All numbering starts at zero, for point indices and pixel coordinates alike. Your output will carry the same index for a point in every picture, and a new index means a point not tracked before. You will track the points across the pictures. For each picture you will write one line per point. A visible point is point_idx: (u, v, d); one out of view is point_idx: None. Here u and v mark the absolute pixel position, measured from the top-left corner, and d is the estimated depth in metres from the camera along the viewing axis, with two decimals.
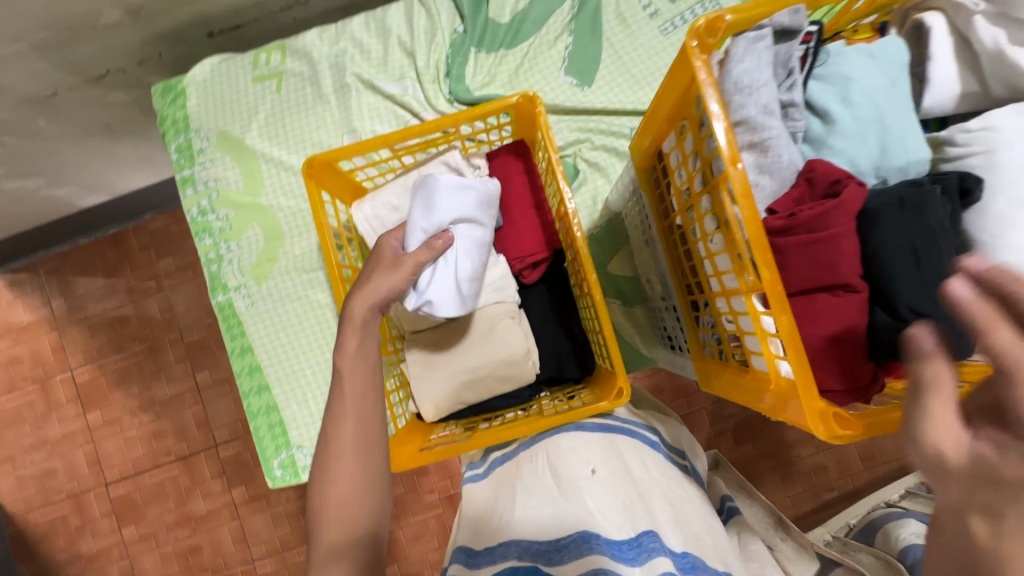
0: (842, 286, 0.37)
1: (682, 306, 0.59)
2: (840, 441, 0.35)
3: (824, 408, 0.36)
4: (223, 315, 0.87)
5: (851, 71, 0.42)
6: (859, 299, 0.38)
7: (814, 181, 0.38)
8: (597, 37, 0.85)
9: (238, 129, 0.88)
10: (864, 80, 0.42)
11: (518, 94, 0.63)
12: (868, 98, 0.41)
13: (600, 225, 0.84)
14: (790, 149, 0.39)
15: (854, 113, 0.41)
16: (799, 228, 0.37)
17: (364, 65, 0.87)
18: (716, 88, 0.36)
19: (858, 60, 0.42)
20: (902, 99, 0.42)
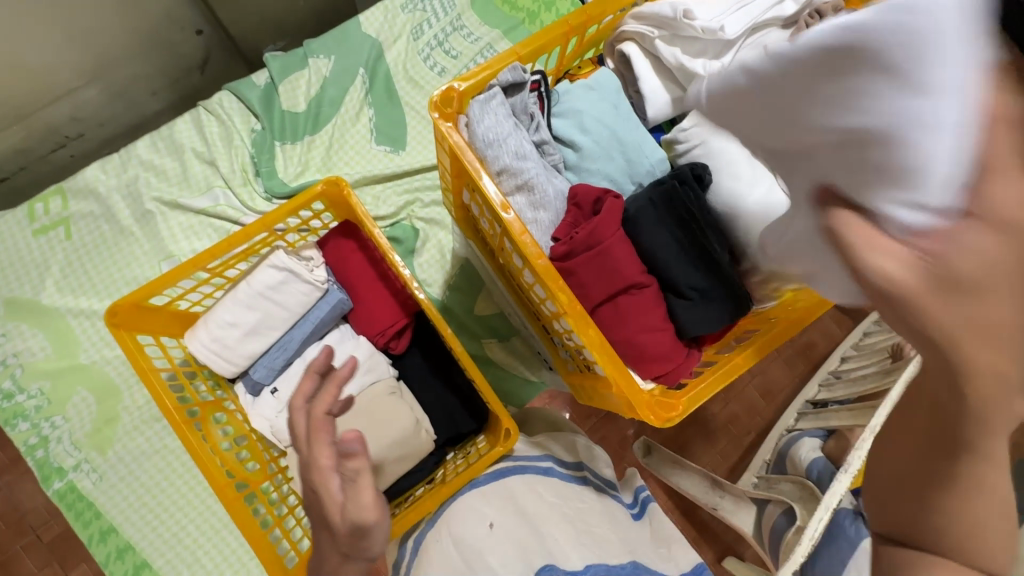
0: (633, 284, 0.43)
1: (537, 332, 0.62)
2: (671, 422, 0.39)
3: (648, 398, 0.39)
4: (66, 503, 0.74)
5: (579, 106, 0.47)
6: (650, 291, 0.43)
7: (581, 204, 0.43)
8: (395, 104, 0.89)
9: (30, 291, 0.78)
10: (591, 108, 0.47)
11: (322, 182, 0.65)
12: (601, 124, 0.47)
13: (454, 274, 0.86)
14: (555, 181, 0.44)
15: (592, 139, 0.46)
16: (578, 249, 0.41)
17: (163, 186, 0.82)
18: (469, 151, 0.40)
19: (585, 95, 0.47)
20: (630, 118, 0.47)
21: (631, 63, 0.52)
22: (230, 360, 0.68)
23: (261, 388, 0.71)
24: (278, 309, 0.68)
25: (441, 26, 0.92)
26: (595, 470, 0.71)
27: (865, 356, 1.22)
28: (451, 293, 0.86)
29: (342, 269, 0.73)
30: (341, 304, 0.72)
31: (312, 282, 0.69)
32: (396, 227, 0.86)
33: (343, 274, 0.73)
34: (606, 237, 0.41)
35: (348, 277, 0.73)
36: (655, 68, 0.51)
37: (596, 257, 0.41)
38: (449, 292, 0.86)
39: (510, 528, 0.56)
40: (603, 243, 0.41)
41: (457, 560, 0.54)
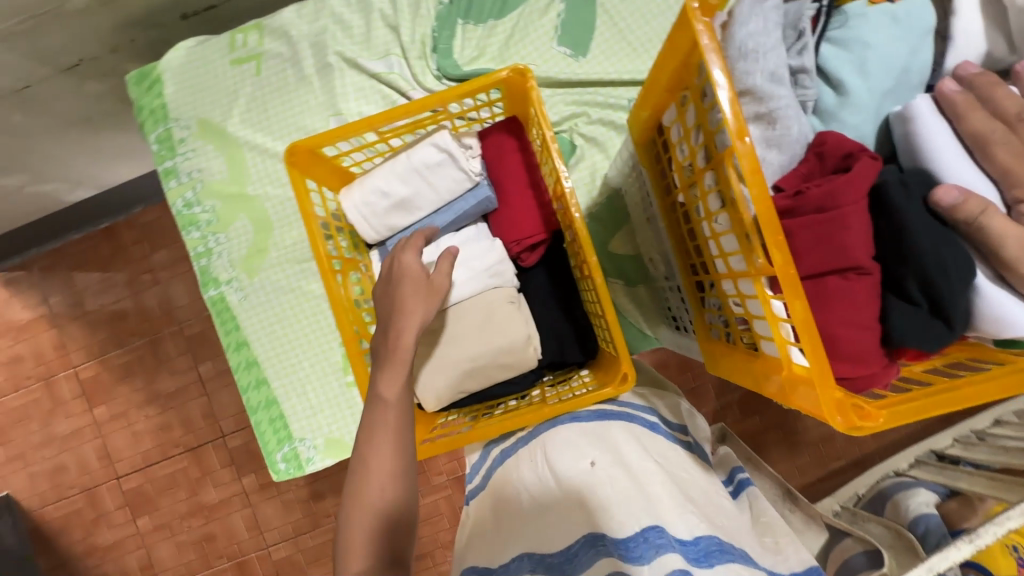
0: (854, 269, 0.34)
1: (685, 286, 0.57)
2: (859, 432, 0.33)
3: (841, 398, 0.33)
4: (216, 310, 0.85)
5: (867, 40, 0.45)
6: (873, 282, 0.34)
7: (825, 157, 0.35)
8: (591, 4, 0.81)
9: (220, 117, 0.85)
10: (881, 43, 0.45)
11: (508, 68, 0.60)
12: (880, 61, 0.45)
13: (599, 203, 0.81)
14: (798, 122, 0.36)
15: (864, 78, 0.45)
16: (807, 207, 0.34)
17: (347, 43, 0.83)
18: (720, 54, 0.33)
19: (878, 30, 0.45)
20: (904, 64, 0.45)
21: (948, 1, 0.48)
22: (375, 225, 0.70)
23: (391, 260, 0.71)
24: (430, 189, 0.69)
25: None
26: (695, 436, 0.70)
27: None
28: (590, 222, 0.81)
29: (496, 169, 0.71)
30: (485, 202, 0.70)
31: (466, 170, 0.68)
32: (554, 137, 0.82)
33: (494, 174, 0.71)
34: (847, 201, 0.33)
35: (499, 178, 0.71)
36: (976, 11, 0.48)
37: (821, 224, 0.33)
38: (589, 219, 0.81)
39: (610, 472, 0.56)
40: (841, 208, 0.33)
41: (556, 488, 0.57)
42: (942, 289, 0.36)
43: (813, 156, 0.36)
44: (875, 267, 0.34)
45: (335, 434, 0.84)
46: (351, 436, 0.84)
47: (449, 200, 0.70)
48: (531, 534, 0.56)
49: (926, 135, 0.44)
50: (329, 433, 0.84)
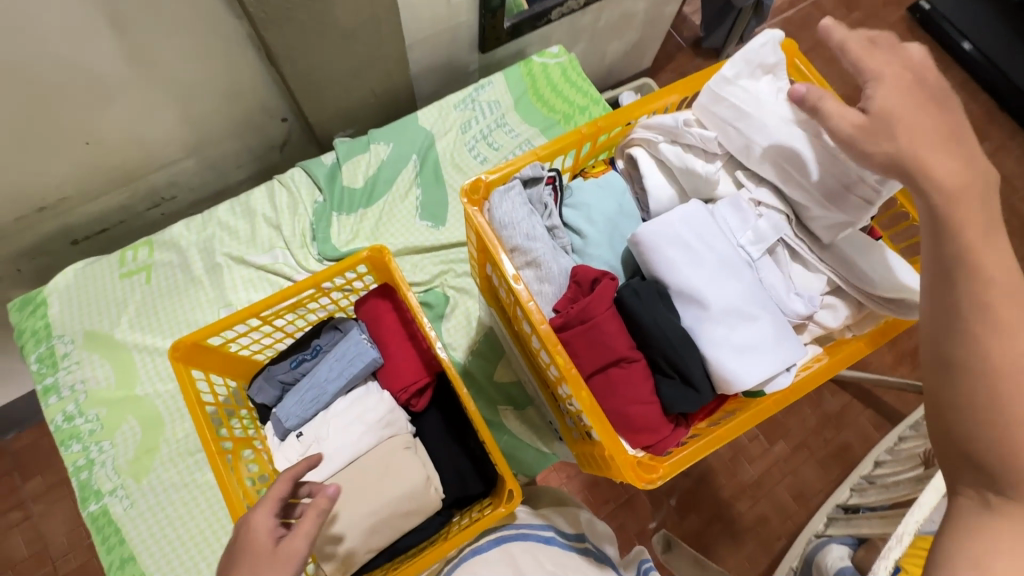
0: (622, 359, 0.45)
1: (546, 399, 0.66)
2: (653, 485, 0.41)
3: (632, 460, 0.43)
4: (96, 528, 0.79)
5: (587, 199, 0.52)
6: (640, 367, 0.45)
7: (580, 280, 0.47)
8: (439, 185, 1.01)
9: (107, 327, 0.88)
10: (599, 204, 0.51)
11: (367, 249, 0.74)
12: (605, 216, 0.51)
13: (478, 340, 0.92)
14: (559, 261, 0.49)
15: (596, 227, 0.51)
16: (572, 323, 0.45)
17: (233, 244, 0.94)
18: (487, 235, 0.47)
19: (593, 191, 0.52)
20: (631, 216, 0.52)
21: (638, 163, 0.60)
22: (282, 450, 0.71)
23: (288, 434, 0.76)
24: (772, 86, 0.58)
25: (486, 122, 1.06)
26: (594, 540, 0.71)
27: (898, 462, 1.18)
28: (473, 359, 0.91)
29: (375, 326, 0.80)
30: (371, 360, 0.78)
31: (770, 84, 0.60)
32: (429, 292, 0.95)
33: (374, 330, 0.80)
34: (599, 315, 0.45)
35: (378, 334, 0.80)
36: (661, 167, 0.59)
37: (587, 334, 0.44)
38: (470, 356, 0.91)
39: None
40: (595, 320, 0.45)
41: None
42: (685, 365, 0.44)
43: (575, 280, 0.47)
44: (634, 354, 0.45)
45: None
46: None
47: (333, 361, 0.77)
48: None
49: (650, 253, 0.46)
50: None
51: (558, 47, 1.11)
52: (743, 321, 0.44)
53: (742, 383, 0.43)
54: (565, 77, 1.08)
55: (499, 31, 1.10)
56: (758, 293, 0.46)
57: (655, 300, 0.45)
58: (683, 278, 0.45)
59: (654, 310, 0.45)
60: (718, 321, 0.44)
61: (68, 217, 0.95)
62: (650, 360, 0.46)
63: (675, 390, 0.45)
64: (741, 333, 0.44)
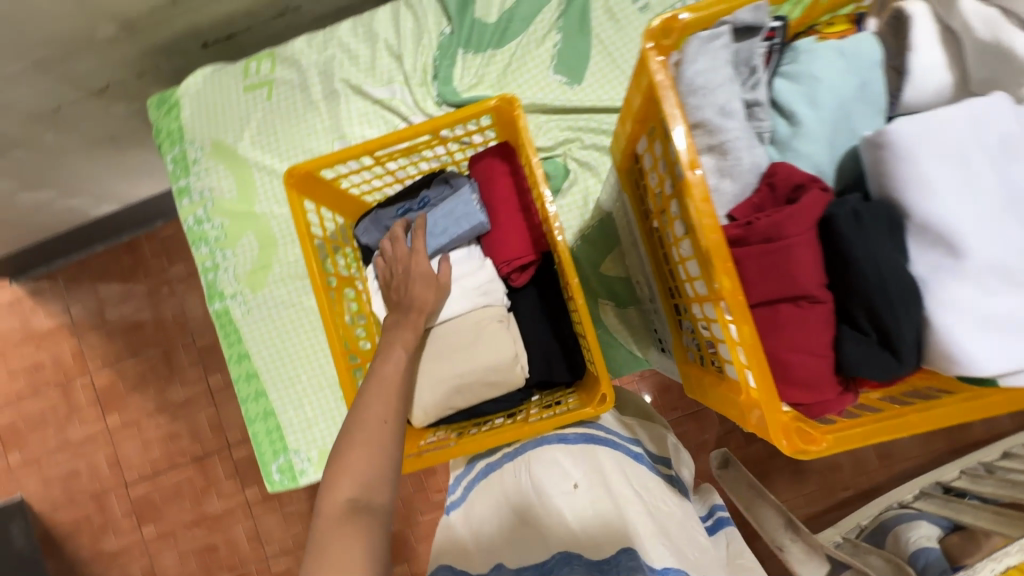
0: (805, 297, 0.35)
1: (665, 309, 0.58)
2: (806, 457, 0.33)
3: (786, 421, 0.34)
4: (219, 324, 0.88)
5: (815, 72, 0.39)
6: (825, 311, 0.35)
7: (776, 184, 0.36)
8: (585, 32, 0.84)
9: (232, 139, 0.89)
10: (833, 78, 0.39)
11: (496, 98, 0.63)
12: (836, 98, 0.39)
13: (591, 226, 0.83)
14: (751, 153, 0.37)
15: (818, 112, 0.39)
16: (753, 237, 0.35)
17: (352, 71, 0.87)
18: (669, 96, 0.35)
19: (827, 60, 0.39)
20: (870, 104, 0.39)
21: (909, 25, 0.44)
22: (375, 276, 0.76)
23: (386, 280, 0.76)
24: None
25: None
26: (679, 471, 0.68)
27: None
28: (582, 244, 0.83)
29: (489, 188, 0.73)
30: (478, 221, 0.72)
31: None
32: (549, 161, 0.84)
33: (487, 192, 0.73)
34: (794, 235, 0.34)
35: (490, 197, 0.73)
36: (940, 41, 0.43)
37: (771, 256, 0.34)
38: (580, 241, 0.83)
39: (594, 495, 0.56)
40: (787, 239, 0.34)
41: (535, 502, 0.57)
42: (895, 327, 0.33)
43: (769, 183, 0.36)
44: (822, 293, 0.35)
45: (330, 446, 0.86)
46: None
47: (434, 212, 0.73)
48: (511, 546, 0.56)
49: (904, 163, 0.35)
50: (324, 446, 0.86)
51: None
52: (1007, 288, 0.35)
53: (980, 368, 0.34)
54: None
55: None
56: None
57: (882, 230, 0.34)
58: (949, 206, 0.35)
59: (874, 243, 0.33)
60: (967, 272, 0.35)
61: (199, 14, 0.92)
62: (839, 308, 0.36)
63: (864, 351, 0.35)
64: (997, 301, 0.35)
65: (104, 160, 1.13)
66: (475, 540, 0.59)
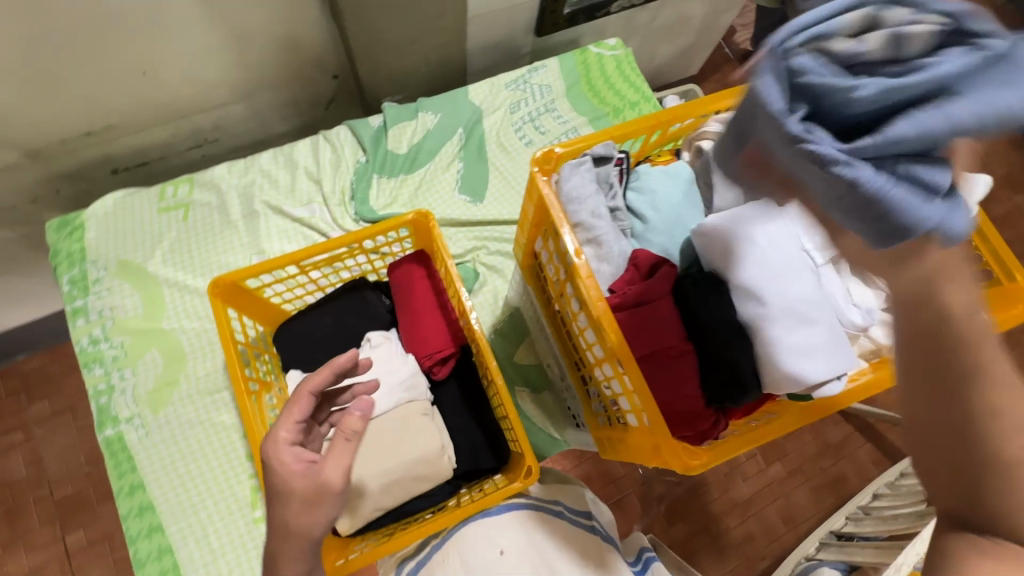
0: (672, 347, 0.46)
1: (574, 381, 0.66)
2: (695, 470, 0.41)
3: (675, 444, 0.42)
4: (109, 453, 0.80)
5: (654, 185, 0.54)
6: (688, 356, 0.46)
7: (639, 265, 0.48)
8: (482, 161, 1.01)
9: (140, 258, 0.89)
10: (665, 190, 0.55)
11: (413, 212, 0.74)
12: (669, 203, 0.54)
13: (503, 321, 0.92)
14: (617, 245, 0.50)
15: (659, 213, 0.54)
16: (629, 304, 0.46)
17: (272, 193, 0.94)
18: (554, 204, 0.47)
19: (661, 178, 0.55)
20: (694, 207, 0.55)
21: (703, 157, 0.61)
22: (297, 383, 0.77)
23: None
24: None
25: (535, 105, 1.05)
26: (601, 521, 0.71)
27: (898, 497, 1.18)
28: (495, 337, 0.91)
29: (410, 289, 0.80)
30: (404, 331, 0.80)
31: None
32: (460, 266, 0.95)
33: (407, 293, 0.81)
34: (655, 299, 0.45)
35: (410, 298, 0.80)
36: None
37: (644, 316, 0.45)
38: (494, 334, 0.91)
39: (518, 559, 0.59)
40: (650, 304, 0.45)
41: None
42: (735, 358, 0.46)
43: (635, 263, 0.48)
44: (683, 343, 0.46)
45: None
46: None
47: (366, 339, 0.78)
48: None
49: (720, 242, 0.49)
50: None
51: (616, 40, 1.11)
52: (805, 326, 0.48)
53: (807, 382, 0.46)
54: (619, 69, 1.08)
55: (559, 16, 1.12)
56: (822, 301, 0.49)
57: (712, 294, 0.49)
58: (751, 271, 0.48)
59: (709, 302, 0.49)
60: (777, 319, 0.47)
61: (114, 144, 0.96)
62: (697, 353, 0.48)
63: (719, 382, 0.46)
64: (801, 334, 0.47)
65: None
66: None
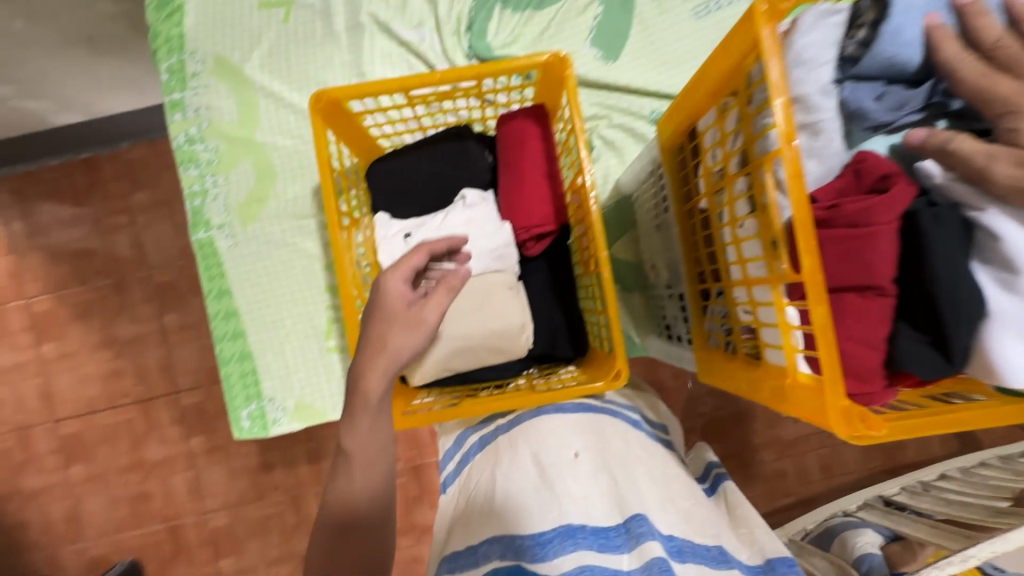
0: (873, 288, 0.34)
1: (689, 294, 0.58)
2: (866, 442, 0.32)
3: (847, 407, 0.33)
4: (201, 254, 0.82)
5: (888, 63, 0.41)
6: (888, 306, 0.35)
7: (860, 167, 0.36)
8: (628, 9, 0.82)
9: (238, 58, 0.82)
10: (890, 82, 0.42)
11: (547, 54, 0.61)
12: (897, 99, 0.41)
13: (608, 208, 0.82)
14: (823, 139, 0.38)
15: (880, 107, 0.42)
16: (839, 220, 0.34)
17: (381, 7, 0.82)
18: (777, 59, 0.34)
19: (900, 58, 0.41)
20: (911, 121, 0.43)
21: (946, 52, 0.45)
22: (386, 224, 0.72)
23: (397, 229, 0.72)
24: None
25: None
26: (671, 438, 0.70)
27: (971, 485, 1.10)
28: None
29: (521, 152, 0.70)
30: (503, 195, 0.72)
31: None
32: None
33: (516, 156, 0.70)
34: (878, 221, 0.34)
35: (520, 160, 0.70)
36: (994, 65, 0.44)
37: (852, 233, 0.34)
38: None
39: (595, 466, 0.56)
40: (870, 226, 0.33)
41: (533, 470, 0.56)
42: (955, 335, 0.33)
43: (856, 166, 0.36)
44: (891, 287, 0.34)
45: (308, 397, 0.82)
46: (324, 403, 0.82)
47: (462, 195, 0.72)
48: (506, 518, 0.53)
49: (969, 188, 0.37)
50: (301, 396, 0.82)
51: None
52: None
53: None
54: None
55: None
56: None
57: (957, 242, 0.34)
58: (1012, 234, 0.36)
59: (949, 248, 0.33)
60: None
61: None
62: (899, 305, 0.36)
63: (917, 348, 0.35)
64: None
65: (80, 62, 1.02)
66: (476, 514, 0.56)
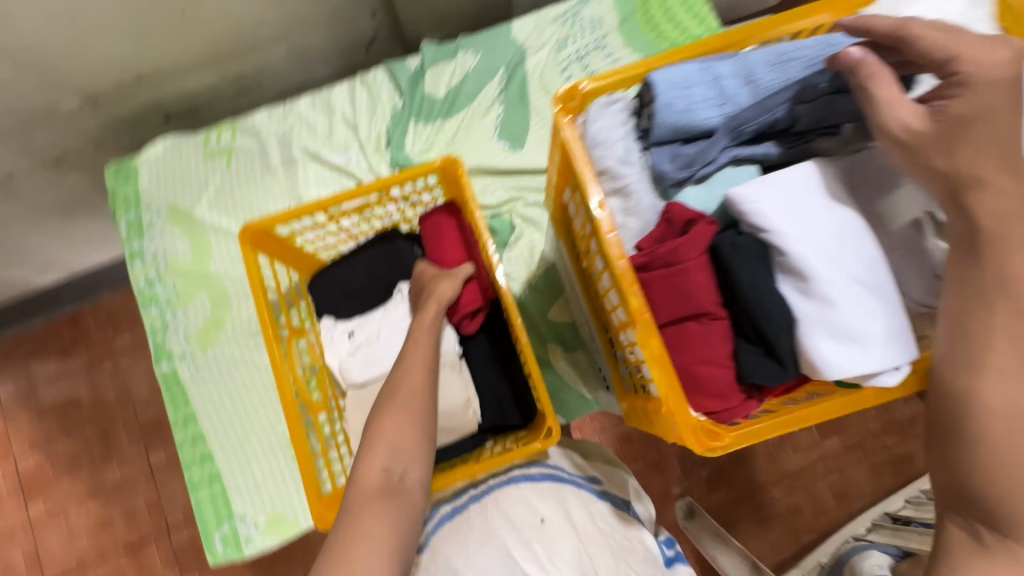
0: (704, 314, 0.41)
1: (602, 344, 0.62)
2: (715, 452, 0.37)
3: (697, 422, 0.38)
4: (165, 386, 0.86)
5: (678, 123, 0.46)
6: (723, 326, 0.40)
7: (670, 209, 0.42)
8: (524, 105, 0.94)
9: (188, 204, 0.92)
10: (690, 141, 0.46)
11: (440, 159, 0.70)
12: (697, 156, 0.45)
13: (538, 276, 0.88)
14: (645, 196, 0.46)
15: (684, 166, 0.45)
16: (657, 263, 0.41)
17: (310, 140, 0.93)
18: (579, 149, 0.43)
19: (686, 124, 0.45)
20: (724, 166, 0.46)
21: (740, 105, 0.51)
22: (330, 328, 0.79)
23: (341, 331, 0.78)
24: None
25: (585, 42, 0.96)
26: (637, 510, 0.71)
27: None
28: (530, 292, 0.88)
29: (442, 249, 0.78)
30: None
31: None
32: (496, 218, 0.91)
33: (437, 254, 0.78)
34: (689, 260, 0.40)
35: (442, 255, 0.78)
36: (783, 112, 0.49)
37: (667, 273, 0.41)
38: (527, 290, 0.88)
39: (562, 534, 0.59)
40: (684, 263, 0.40)
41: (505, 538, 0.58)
42: (775, 339, 0.39)
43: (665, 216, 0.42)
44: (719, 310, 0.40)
45: (279, 509, 0.82)
46: (295, 513, 0.82)
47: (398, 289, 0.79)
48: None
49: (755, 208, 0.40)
50: (272, 510, 0.82)
51: None
52: (864, 304, 0.38)
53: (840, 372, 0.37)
54: None
55: None
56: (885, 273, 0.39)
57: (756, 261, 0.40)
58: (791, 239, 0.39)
59: (751, 269, 0.39)
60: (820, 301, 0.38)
61: (163, 90, 0.97)
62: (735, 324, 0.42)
63: (758, 361, 0.40)
64: (858, 314, 0.37)
65: (56, 229, 1.13)
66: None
